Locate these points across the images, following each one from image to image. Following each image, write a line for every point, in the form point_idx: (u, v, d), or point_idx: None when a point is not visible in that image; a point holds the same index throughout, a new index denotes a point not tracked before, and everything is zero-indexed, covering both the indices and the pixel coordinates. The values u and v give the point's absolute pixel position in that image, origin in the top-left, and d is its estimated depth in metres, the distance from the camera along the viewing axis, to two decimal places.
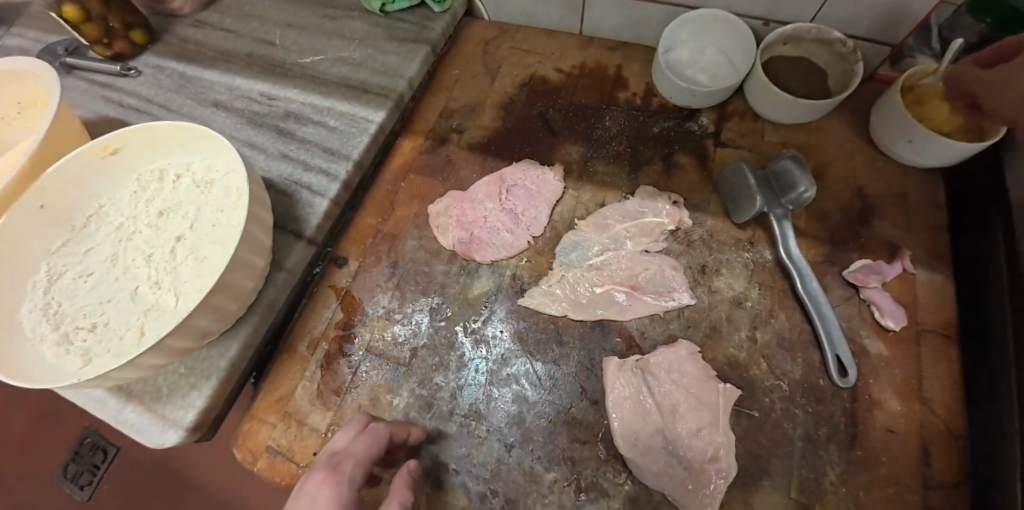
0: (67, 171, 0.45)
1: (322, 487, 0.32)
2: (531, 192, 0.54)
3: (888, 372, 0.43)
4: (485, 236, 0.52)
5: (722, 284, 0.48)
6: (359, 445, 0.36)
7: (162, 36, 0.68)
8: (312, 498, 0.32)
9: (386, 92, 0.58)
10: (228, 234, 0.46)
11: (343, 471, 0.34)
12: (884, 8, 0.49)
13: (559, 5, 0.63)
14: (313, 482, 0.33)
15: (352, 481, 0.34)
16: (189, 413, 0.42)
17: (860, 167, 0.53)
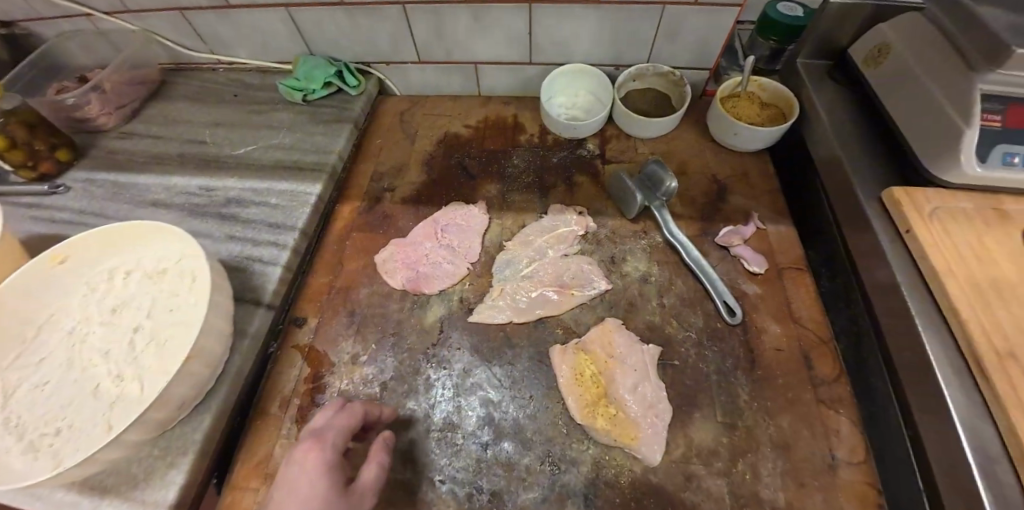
0: (18, 283, 0.48)
1: (310, 454, 0.38)
2: (461, 227, 0.63)
3: (765, 305, 0.55)
4: (430, 271, 0.59)
5: (629, 268, 0.59)
6: (339, 420, 0.42)
7: (88, 151, 0.71)
8: (300, 465, 0.38)
9: (320, 167, 0.65)
10: (191, 315, 0.49)
11: (327, 439, 0.40)
12: (693, 44, 0.67)
13: (457, 76, 0.77)
14: (302, 451, 0.39)
15: (335, 447, 0.39)
16: (168, 492, 0.42)
17: (711, 160, 0.68)
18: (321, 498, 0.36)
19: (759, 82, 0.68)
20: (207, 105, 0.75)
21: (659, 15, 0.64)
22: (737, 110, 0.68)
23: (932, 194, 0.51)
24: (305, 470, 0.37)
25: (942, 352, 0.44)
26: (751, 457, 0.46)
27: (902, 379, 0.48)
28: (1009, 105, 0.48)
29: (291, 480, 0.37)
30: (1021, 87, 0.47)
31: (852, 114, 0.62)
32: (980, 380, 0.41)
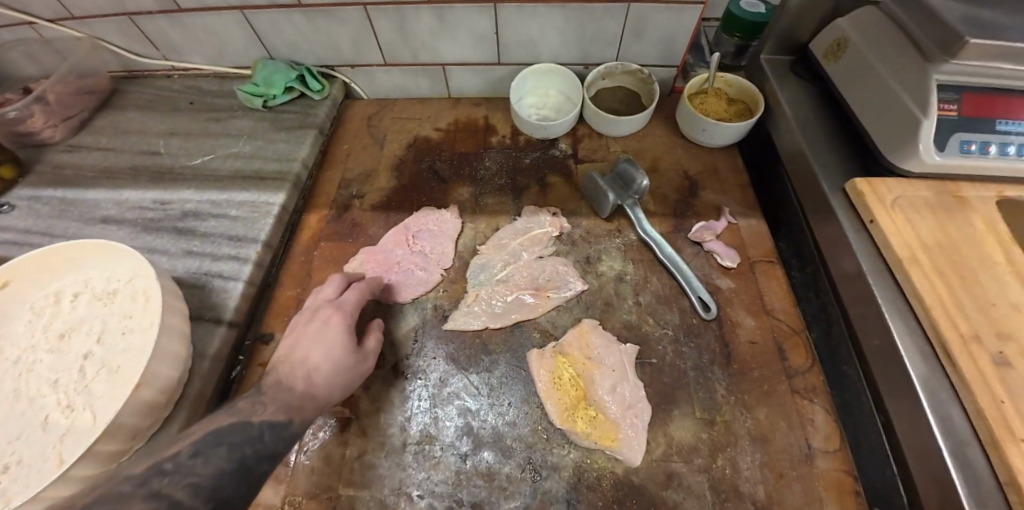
0: None
1: (334, 316, 0.48)
2: (434, 233, 0.62)
3: (739, 299, 0.56)
4: (402, 279, 0.58)
5: (604, 267, 0.58)
6: (353, 295, 0.51)
7: (33, 167, 0.67)
8: (325, 320, 0.48)
9: (283, 176, 0.63)
10: (146, 335, 0.46)
11: (347, 303, 0.50)
12: (659, 42, 0.68)
13: (424, 78, 0.75)
14: (327, 313, 0.48)
15: (352, 315, 0.49)
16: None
17: (681, 156, 0.69)
18: (344, 340, 0.46)
19: (725, 78, 0.69)
20: (161, 114, 0.72)
21: (624, 13, 0.64)
22: (704, 106, 0.68)
23: (893, 183, 0.53)
24: (328, 325, 0.47)
25: (909, 338, 0.45)
26: (731, 451, 0.46)
27: (872, 366, 0.49)
28: (963, 94, 0.49)
29: (317, 331, 0.47)
30: (971, 77, 0.49)
31: (814, 107, 0.64)
32: (947, 364, 0.42)
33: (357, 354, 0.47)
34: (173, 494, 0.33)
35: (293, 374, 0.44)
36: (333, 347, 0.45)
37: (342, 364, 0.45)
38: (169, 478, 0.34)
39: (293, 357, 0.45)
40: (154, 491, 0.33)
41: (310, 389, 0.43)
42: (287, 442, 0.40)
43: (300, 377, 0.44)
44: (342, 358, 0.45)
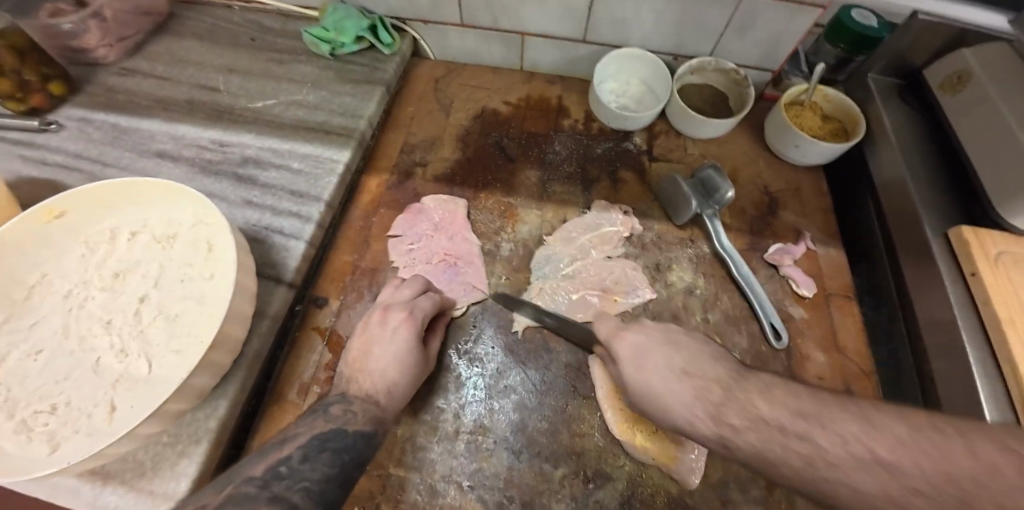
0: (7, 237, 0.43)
1: (404, 322, 0.46)
2: (443, 228, 0.57)
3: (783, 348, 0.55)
4: (459, 278, 0.54)
5: (675, 277, 0.56)
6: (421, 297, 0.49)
7: (85, 87, 0.63)
8: (393, 328, 0.45)
9: (348, 133, 0.59)
10: (209, 286, 0.44)
11: (409, 326, 0.46)
12: (763, 42, 0.63)
13: (501, 45, 0.70)
14: (422, 304, 0.48)
15: (422, 324, 0.47)
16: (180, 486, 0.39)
17: (762, 169, 0.65)
18: (411, 349, 0.45)
19: (825, 91, 0.64)
20: (219, 46, 0.67)
21: (734, 7, 0.59)
22: (799, 120, 0.64)
23: (999, 237, 0.49)
24: (397, 334, 0.45)
25: (994, 402, 0.43)
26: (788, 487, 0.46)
27: None
28: None
29: (388, 346, 0.44)
30: None
31: (918, 138, 0.60)
32: None
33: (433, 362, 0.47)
34: (290, 498, 0.31)
35: (370, 382, 0.43)
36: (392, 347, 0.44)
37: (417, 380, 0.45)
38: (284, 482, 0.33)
39: (361, 361, 0.44)
40: (275, 496, 0.31)
41: (391, 396, 0.43)
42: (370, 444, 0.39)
43: (381, 387, 0.43)
44: (409, 384, 0.44)
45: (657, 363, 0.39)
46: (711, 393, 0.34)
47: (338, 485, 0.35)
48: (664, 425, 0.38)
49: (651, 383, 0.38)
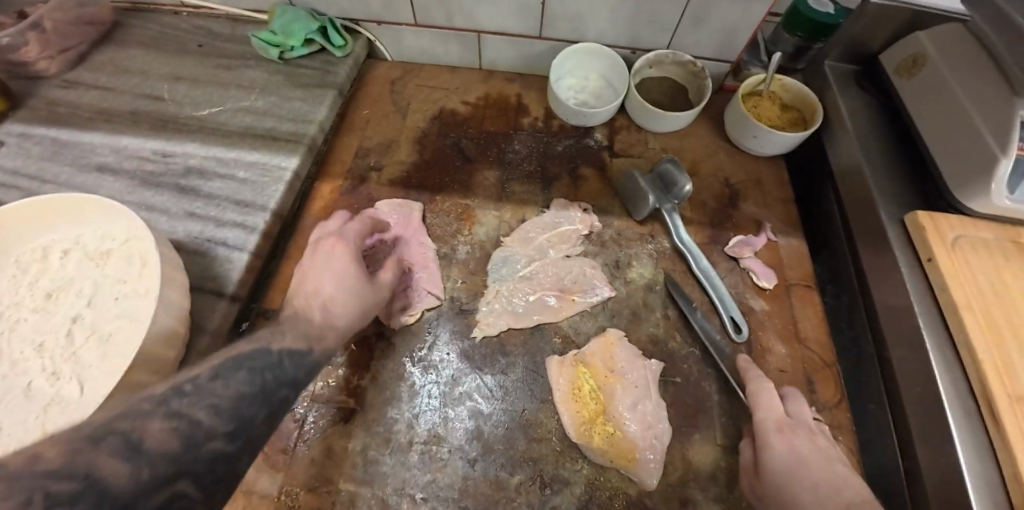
0: None
1: (336, 245, 0.46)
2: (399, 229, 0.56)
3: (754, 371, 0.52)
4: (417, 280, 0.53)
5: (634, 274, 0.55)
6: (352, 225, 0.49)
7: (25, 101, 0.61)
8: (328, 253, 0.45)
9: (297, 138, 0.57)
10: (145, 301, 0.42)
11: (344, 248, 0.46)
12: (718, 32, 0.62)
13: (457, 44, 0.69)
14: (350, 228, 0.49)
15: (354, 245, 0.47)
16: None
17: (723, 161, 0.64)
18: (350, 275, 0.44)
19: (783, 81, 0.63)
20: (166, 54, 0.66)
21: None
22: (758, 111, 0.63)
23: (955, 221, 0.49)
24: (334, 255, 0.45)
25: (951, 390, 0.43)
26: None
27: (905, 410, 0.47)
28: None
29: (325, 272, 0.44)
30: None
31: (876, 124, 0.59)
32: (990, 424, 0.40)
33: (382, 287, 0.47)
34: (192, 414, 0.27)
35: (310, 300, 0.43)
36: (334, 275, 0.44)
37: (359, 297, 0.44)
38: (188, 399, 0.28)
39: (303, 301, 0.43)
40: (174, 412, 0.27)
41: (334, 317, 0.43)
42: (311, 368, 0.38)
43: (318, 303, 0.43)
44: (356, 299, 0.44)
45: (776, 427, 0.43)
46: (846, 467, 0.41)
47: (259, 403, 0.31)
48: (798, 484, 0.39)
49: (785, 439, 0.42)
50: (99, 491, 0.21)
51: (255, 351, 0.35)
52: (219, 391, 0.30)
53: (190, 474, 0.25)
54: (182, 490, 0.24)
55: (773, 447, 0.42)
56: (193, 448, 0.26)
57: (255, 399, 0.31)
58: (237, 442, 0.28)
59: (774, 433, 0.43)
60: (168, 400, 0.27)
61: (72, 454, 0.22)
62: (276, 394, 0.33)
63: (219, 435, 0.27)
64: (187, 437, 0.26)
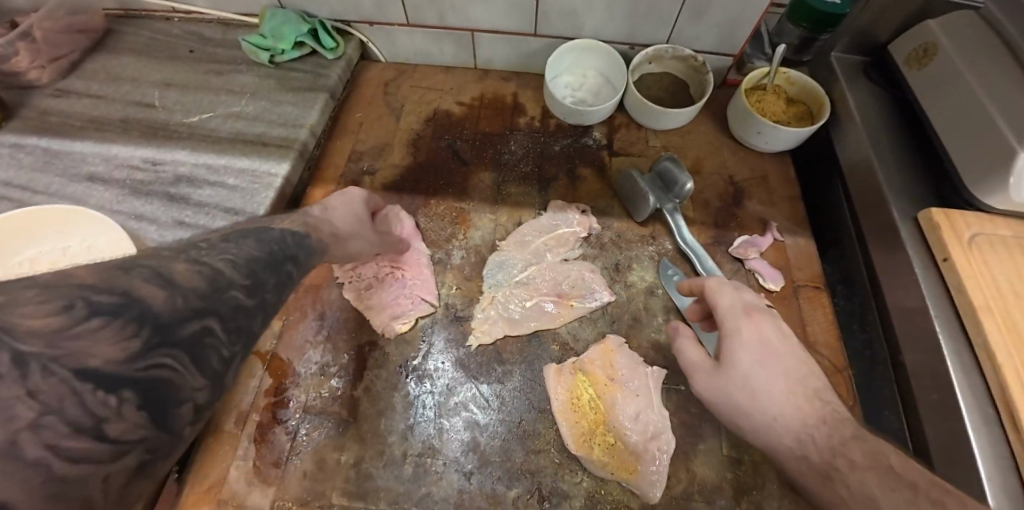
0: None
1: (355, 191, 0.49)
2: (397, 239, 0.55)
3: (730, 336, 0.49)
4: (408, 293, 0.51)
5: (635, 277, 0.53)
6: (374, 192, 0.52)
7: (17, 111, 0.61)
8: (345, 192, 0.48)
9: (288, 143, 0.56)
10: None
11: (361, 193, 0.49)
12: (719, 25, 0.60)
13: (450, 44, 0.68)
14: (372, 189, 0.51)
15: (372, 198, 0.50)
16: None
17: (727, 159, 0.62)
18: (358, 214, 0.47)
19: (788, 74, 0.61)
20: (158, 61, 0.65)
21: None
22: (762, 106, 0.61)
23: (972, 218, 0.46)
24: (356, 201, 0.48)
25: (971, 399, 0.40)
26: (757, 495, 0.43)
27: (921, 417, 0.44)
28: None
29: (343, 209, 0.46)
30: None
31: (887, 116, 0.57)
32: (1011, 432, 0.37)
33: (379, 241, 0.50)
34: (214, 262, 0.27)
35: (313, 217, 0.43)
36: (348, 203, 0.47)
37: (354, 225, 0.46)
38: (203, 251, 0.27)
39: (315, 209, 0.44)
40: (195, 258, 0.26)
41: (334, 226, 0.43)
42: (311, 252, 0.36)
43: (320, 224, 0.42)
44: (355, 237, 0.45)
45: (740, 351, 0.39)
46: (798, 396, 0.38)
47: (270, 271, 0.30)
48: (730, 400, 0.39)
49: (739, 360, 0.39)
50: (140, 306, 0.21)
51: (257, 229, 0.34)
52: (233, 250, 0.29)
53: (217, 315, 0.25)
54: (211, 325, 0.24)
55: (742, 334, 0.40)
56: (217, 290, 0.25)
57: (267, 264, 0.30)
58: (256, 297, 0.28)
59: (741, 315, 0.41)
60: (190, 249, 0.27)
61: (104, 276, 0.21)
62: (284, 266, 0.32)
63: (240, 286, 0.27)
64: (213, 280, 0.26)
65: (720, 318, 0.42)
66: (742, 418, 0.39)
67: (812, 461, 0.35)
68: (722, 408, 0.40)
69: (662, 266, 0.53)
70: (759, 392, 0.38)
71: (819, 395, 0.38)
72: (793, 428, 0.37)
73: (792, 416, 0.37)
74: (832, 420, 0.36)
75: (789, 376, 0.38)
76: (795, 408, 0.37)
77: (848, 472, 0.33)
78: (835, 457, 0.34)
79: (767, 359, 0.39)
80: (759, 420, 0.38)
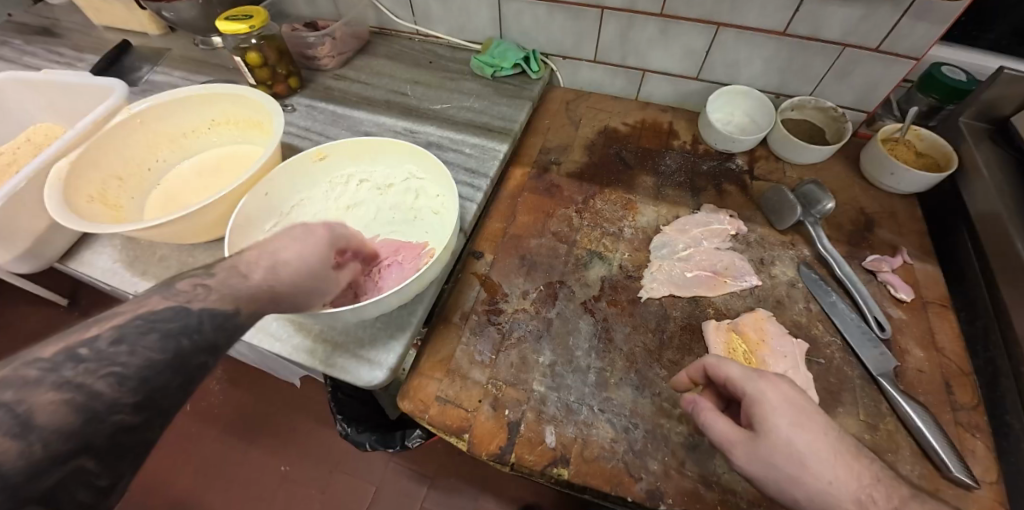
0: (293, 168, 0.59)
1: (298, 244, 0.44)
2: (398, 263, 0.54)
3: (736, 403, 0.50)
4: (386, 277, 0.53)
5: (778, 271, 0.64)
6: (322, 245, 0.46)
7: (309, 84, 0.84)
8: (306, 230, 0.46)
9: (506, 132, 0.75)
10: (435, 221, 0.59)
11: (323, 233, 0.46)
12: (860, 85, 0.74)
13: (624, 78, 0.86)
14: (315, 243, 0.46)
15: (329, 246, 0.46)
16: (377, 373, 0.49)
17: (859, 194, 0.73)
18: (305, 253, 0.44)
19: (919, 131, 0.72)
20: (406, 65, 0.88)
21: (835, 55, 0.71)
22: (895, 153, 0.72)
23: None
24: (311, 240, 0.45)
25: None
26: (891, 456, 0.50)
27: None
28: None
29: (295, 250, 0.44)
30: None
31: (1012, 175, 0.66)
32: None
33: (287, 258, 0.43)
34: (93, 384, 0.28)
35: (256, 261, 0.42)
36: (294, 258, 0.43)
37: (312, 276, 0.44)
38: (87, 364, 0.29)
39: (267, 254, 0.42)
40: (65, 380, 0.28)
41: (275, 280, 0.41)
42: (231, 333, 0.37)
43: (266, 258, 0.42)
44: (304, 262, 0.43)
45: (780, 416, 0.40)
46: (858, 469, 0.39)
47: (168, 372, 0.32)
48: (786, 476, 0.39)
49: (782, 430, 0.40)
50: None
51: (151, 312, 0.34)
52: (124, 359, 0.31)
53: (91, 450, 0.27)
54: (82, 464, 0.26)
55: (767, 397, 0.41)
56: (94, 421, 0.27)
57: (165, 368, 0.32)
58: (144, 413, 0.30)
59: (756, 378, 0.43)
60: (62, 366, 0.28)
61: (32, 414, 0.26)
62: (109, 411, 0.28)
63: (125, 405, 0.29)
64: (85, 408, 0.27)
65: (742, 386, 0.43)
66: (792, 491, 0.39)
67: None
68: (769, 479, 0.40)
69: (803, 268, 0.63)
70: (806, 455, 0.39)
71: (859, 456, 0.40)
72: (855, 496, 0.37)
73: (845, 483, 0.37)
74: (882, 482, 0.38)
75: (824, 438, 0.40)
76: (846, 472, 0.38)
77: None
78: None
79: (800, 421, 0.40)
80: (815, 491, 0.38)
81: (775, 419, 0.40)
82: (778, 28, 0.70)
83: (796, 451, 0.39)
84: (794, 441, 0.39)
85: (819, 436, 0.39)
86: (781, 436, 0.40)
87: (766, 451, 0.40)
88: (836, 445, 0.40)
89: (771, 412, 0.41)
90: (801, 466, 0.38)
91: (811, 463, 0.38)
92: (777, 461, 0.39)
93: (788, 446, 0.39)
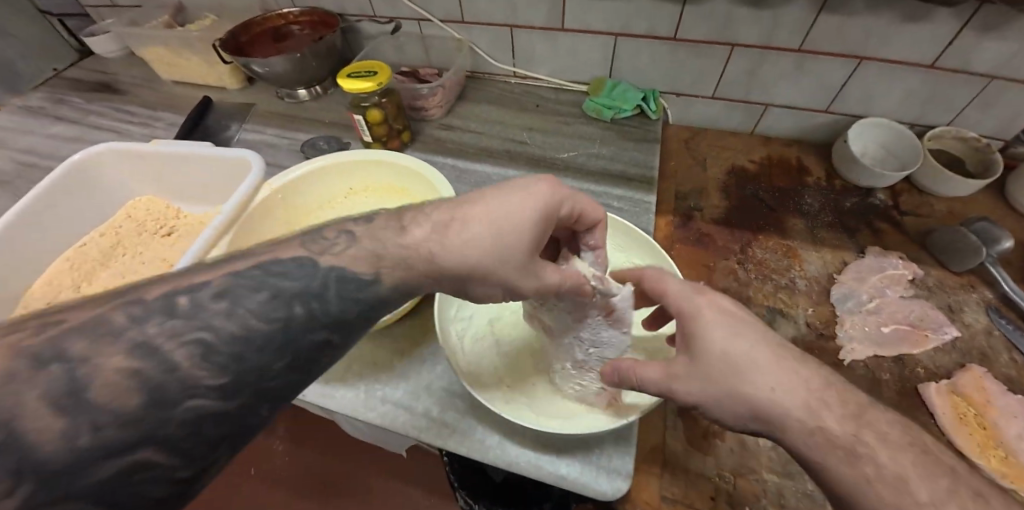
0: None
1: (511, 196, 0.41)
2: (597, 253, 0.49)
3: None
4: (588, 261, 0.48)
5: (970, 319, 0.61)
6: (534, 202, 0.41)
7: (417, 136, 0.79)
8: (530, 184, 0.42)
9: (648, 180, 0.71)
10: None
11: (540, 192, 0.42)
12: (1002, 116, 0.71)
13: (742, 114, 0.82)
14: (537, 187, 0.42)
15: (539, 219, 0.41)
16: (619, 483, 0.44)
17: (1014, 226, 0.71)
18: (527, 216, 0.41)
19: None
20: (513, 111, 0.83)
21: (982, 87, 0.68)
22: None
23: None
24: (510, 209, 0.40)
25: None
26: None
27: None
28: None
29: (501, 213, 0.40)
30: None
31: None
32: None
33: (489, 227, 0.39)
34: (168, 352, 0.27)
35: (448, 217, 0.39)
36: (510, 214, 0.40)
37: (511, 244, 0.40)
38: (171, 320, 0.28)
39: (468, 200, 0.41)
40: (141, 339, 0.26)
41: (448, 248, 0.38)
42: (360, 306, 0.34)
43: (453, 213, 0.40)
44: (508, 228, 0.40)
45: (714, 328, 0.39)
46: (815, 382, 0.36)
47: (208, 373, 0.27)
48: (743, 391, 0.37)
49: (723, 344, 0.38)
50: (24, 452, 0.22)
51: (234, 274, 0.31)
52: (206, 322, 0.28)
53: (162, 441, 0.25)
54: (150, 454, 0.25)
55: (699, 310, 0.41)
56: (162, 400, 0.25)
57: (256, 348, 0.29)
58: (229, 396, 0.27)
59: (694, 295, 0.42)
60: (145, 321, 0.27)
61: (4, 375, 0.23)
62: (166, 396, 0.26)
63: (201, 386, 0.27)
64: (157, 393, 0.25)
65: (678, 303, 0.43)
66: (751, 403, 0.37)
67: (834, 435, 0.34)
68: (714, 395, 0.38)
69: (995, 314, 0.60)
70: (747, 367, 0.37)
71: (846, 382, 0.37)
72: (804, 401, 0.35)
73: (789, 392, 0.36)
74: (847, 394, 0.36)
75: (762, 347, 0.38)
76: (792, 381, 0.36)
77: (877, 446, 0.33)
78: (886, 450, 0.33)
79: (739, 332, 0.38)
80: (762, 402, 0.36)
81: (715, 332, 0.39)
82: (926, 61, 0.68)
83: (753, 361, 0.37)
84: (725, 351, 0.38)
85: (750, 345, 0.38)
86: (717, 353, 0.38)
87: (711, 363, 0.38)
88: (775, 360, 0.37)
89: (709, 326, 0.39)
90: (751, 381, 0.37)
91: (761, 372, 0.37)
92: (719, 374, 0.38)
93: (726, 358, 0.38)
